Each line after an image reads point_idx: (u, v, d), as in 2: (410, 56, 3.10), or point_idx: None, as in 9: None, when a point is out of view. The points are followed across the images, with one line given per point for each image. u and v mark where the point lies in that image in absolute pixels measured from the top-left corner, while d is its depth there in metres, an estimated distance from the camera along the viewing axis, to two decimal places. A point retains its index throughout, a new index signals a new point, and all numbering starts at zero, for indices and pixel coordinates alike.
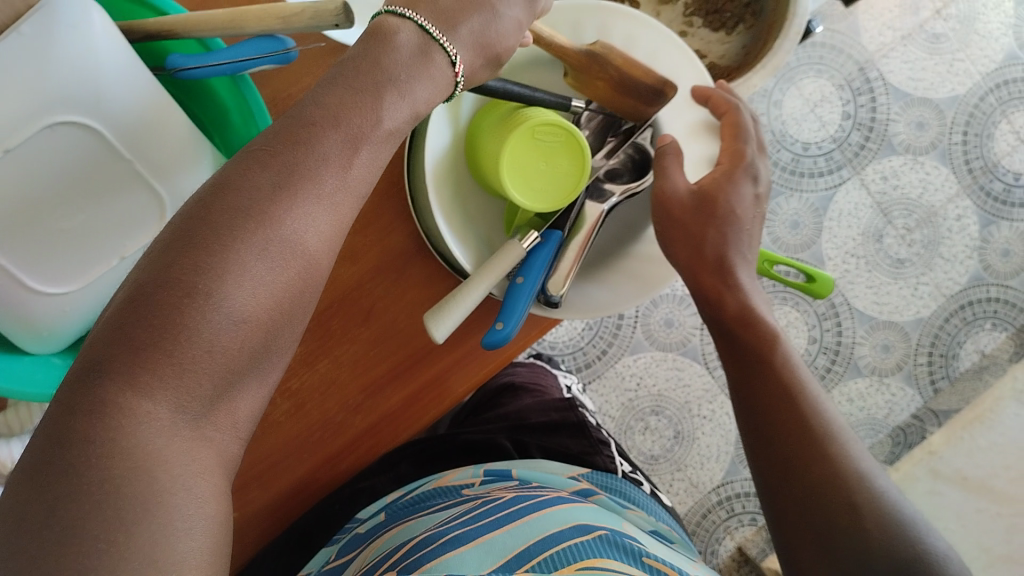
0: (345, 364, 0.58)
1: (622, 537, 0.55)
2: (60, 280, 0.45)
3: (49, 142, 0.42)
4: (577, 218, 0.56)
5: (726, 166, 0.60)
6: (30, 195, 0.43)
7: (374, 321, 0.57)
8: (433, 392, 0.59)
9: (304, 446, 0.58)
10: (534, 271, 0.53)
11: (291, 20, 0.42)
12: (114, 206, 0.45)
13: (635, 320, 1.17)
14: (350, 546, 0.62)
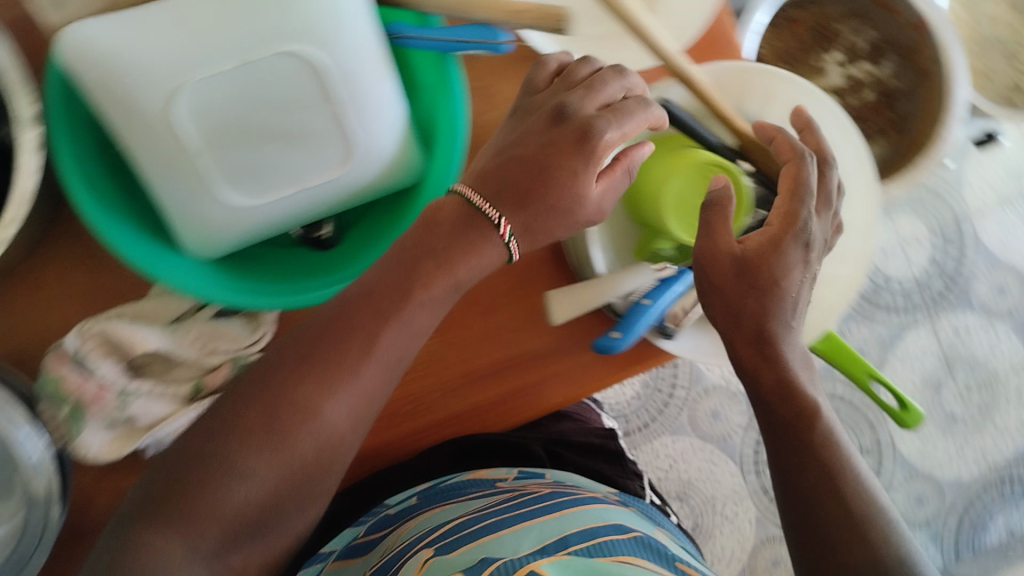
0: (452, 346, 0.59)
1: (652, 541, 0.57)
2: (243, 195, 0.49)
3: (279, 67, 0.46)
4: None
5: (773, 231, 0.52)
6: (246, 107, 0.46)
7: (487, 318, 0.60)
8: (518, 399, 0.61)
9: (392, 416, 0.59)
10: (659, 300, 0.54)
11: (520, 15, 0.47)
12: (310, 142, 0.49)
13: (683, 401, 1.20)
14: (380, 526, 0.67)
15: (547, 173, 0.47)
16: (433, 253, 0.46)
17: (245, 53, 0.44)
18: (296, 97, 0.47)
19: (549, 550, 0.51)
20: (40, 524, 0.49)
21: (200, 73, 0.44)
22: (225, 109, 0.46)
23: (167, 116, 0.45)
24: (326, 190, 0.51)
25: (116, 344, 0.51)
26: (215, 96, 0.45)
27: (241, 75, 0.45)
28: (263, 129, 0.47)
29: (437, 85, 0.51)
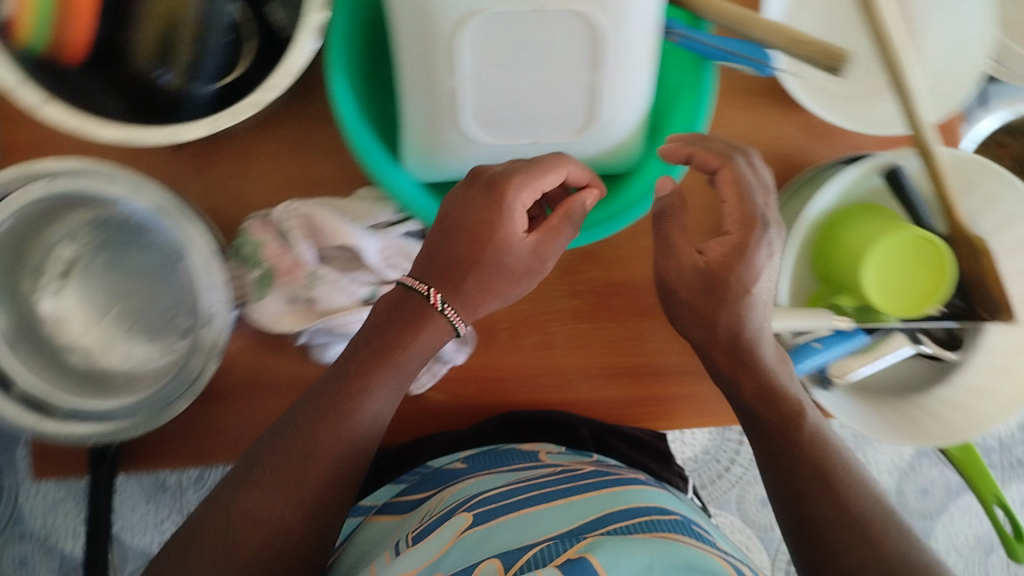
0: (605, 336, 0.62)
1: (692, 525, 0.55)
2: (480, 128, 0.51)
3: (565, 24, 0.47)
4: (875, 342, 0.56)
5: (733, 240, 0.48)
6: (519, 51, 0.48)
7: (643, 321, 0.62)
8: (649, 406, 0.63)
9: (529, 381, 0.62)
10: (833, 346, 0.54)
11: (797, 43, 0.46)
12: (558, 103, 0.51)
13: (737, 480, 1.13)
14: (427, 485, 0.66)
15: (408, 332, 0.48)
16: (362, 377, 0.48)
17: (542, 1, 0.46)
18: (565, 59, 0.49)
19: (587, 529, 0.51)
20: (197, 368, 0.53)
21: (493, 8, 0.46)
22: (499, 48, 0.48)
23: (451, 38, 0.47)
24: (551, 152, 0.53)
25: (316, 229, 0.54)
26: (496, 33, 0.48)
27: (527, 22, 0.47)
28: (523, 78, 0.49)
29: (684, 89, 0.53)
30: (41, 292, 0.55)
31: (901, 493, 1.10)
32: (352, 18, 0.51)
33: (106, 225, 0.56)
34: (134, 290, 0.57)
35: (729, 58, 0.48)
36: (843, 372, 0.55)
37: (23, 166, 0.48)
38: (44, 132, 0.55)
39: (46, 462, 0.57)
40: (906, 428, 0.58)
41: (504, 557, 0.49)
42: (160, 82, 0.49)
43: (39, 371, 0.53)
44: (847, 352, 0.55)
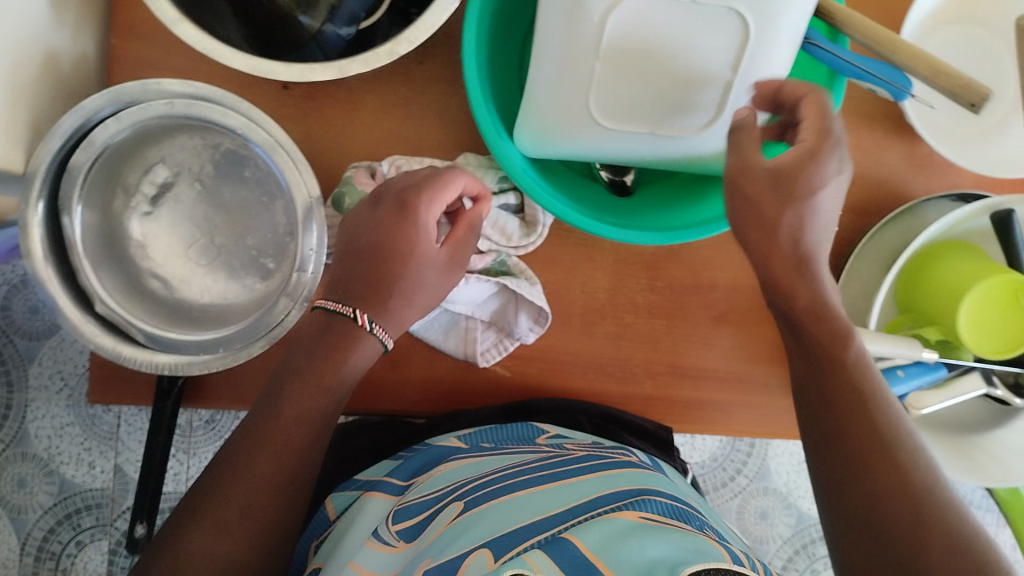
0: (676, 333, 0.62)
1: (687, 509, 0.47)
2: (605, 110, 0.52)
3: (715, 19, 0.48)
4: (954, 375, 0.58)
5: (807, 145, 0.44)
6: (663, 40, 0.49)
7: (716, 323, 0.62)
8: (704, 410, 0.63)
9: (595, 369, 0.62)
10: (915, 377, 0.56)
11: (942, 74, 0.46)
12: (689, 99, 0.51)
13: (740, 490, 1.01)
14: (417, 466, 0.57)
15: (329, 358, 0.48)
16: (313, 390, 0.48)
17: None
18: (708, 57, 0.49)
19: (581, 511, 0.44)
20: (284, 311, 0.52)
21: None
22: (646, 35, 0.48)
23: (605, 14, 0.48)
24: (667, 147, 0.53)
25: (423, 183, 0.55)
26: (647, 19, 0.48)
27: (680, 13, 0.48)
28: (663, 69, 0.50)
29: None
30: (131, 214, 0.55)
31: None
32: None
33: (210, 157, 0.56)
34: (224, 224, 0.56)
35: (869, 78, 0.49)
36: (920, 404, 0.56)
37: (147, 84, 0.49)
38: (169, 49, 0.56)
39: (106, 388, 0.56)
40: (968, 466, 0.59)
41: (494, 547, 0.41)
42: (299, 22, 0.51)
43: (120, 293, 0.53)
44: (924, 384, 0.56)
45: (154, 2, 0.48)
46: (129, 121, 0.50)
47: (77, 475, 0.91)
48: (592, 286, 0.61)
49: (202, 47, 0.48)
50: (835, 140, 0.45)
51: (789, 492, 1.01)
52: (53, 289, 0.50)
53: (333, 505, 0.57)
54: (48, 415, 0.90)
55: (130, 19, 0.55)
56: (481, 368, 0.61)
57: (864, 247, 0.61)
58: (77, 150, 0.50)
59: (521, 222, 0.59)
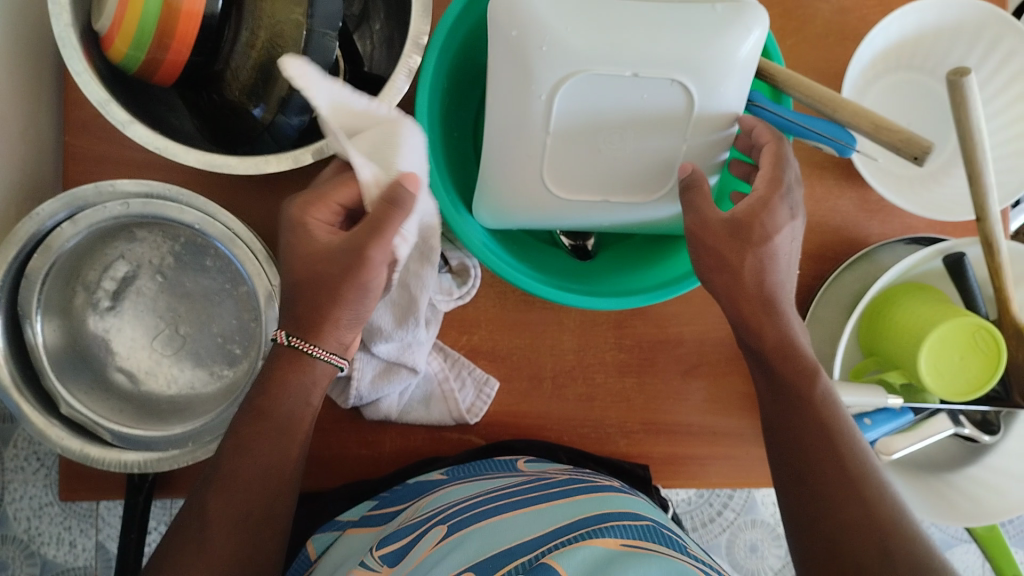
0: (647, 389, 0.62)
1: (667, 531, 0.46)
2: (557, 181, 0.52)
3: (661, 92, 0.49)
4: (920, 419, 0.59)
5: (758, 195, 0.46)
6: (611, 113, 0.49)
7: (687, 375, 0.62)
8: (681, 465, 0.63)
9: (569, 430, 0.62)
10: (882, 424, 0.57)
11: (882, 130, 0.45)
12: (639, 167, 0.52)
13: (727, 524, 1.01)
14: (400, 499, 0.55)
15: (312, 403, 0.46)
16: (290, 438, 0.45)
17: (642, 66, 0.47)
18: (655, 126, 0.50)
19: (562, 533, 0.43)
20: None
21: (596, 71, 0.47)
22: (593, 109, 0.49)
23: (550, 95, 0.48)
24: (624, 213, 0.54)
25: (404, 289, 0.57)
26: (592, 95, 0.48)
27: (625, 87, 0.48)
28: (612, 139, 0.51)
29: None
30: (92, 311, 0.55)
31: None
32: (443, 68, 0.52)
33: (170, 249, 0.56)
34: (188, 312, 0.57)
35: (812, 135, 0.48)
36: (889, 450, 0.56)
37: (101, 186, 0.50)
38: (122, 142, 0.56)
39: (76, 485, 0.56)
40: (941, 505, 0.59)
41: (480, 569, 0.41)
42: (254, 114, 0.50)
43: (84, 394, 0.53)
44: (893, 429, 0.57)
45: (104, 105, 0.47)
46: (85, 224, 0.50)
47: (59, 555, 0.89)
48: (561, 348, 0.61)
49: (154, 146, 0.48)
50: (786, 187, 0.47)
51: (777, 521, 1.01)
52: (17, 397, 0.49)
53: (313, 547, 0.54)
54: (25, 497, 0.89)
55: (81, 116, 0.55)
56: (454, 437, 0.61)
57: (824, 291, 0.61)
58: (34, 256, 0.50)
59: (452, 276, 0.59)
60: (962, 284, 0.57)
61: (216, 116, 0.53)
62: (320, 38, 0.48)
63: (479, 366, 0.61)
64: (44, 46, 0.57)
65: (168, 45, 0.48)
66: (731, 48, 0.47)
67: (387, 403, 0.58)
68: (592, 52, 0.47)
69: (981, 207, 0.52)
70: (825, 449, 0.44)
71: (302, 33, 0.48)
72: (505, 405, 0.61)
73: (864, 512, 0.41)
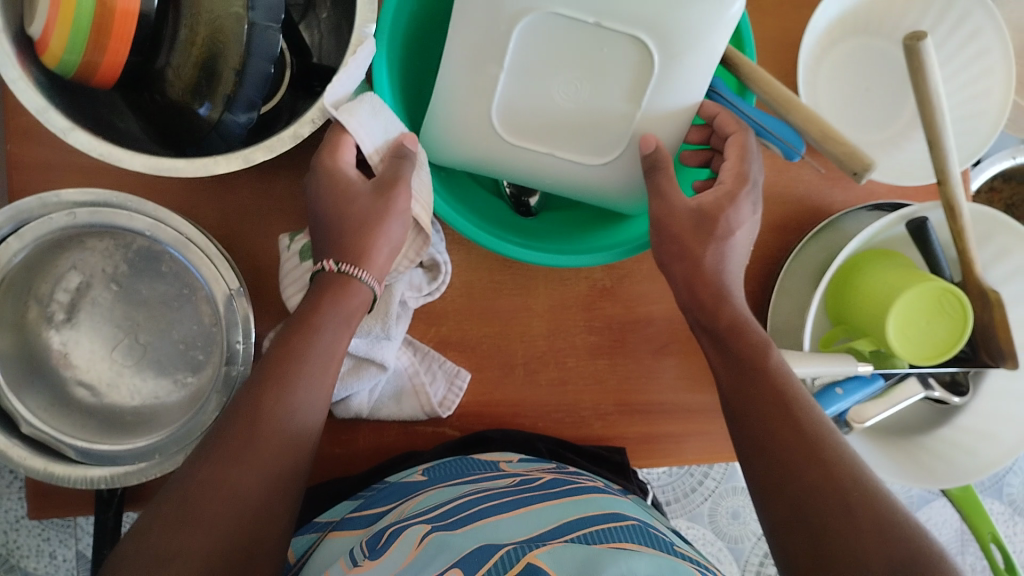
0: (619, 370, 0.62)
1: (654, 531, 0.46)
2: (503, 120, 0.52)
3: (618, 46, 0.48)
4: (890, 385, 0.59)
5: (727, 187, 0.50)
6: (569, 58, 0.49)
7: (660, 354, 0.62)
8: (658, 444, 0.63)
9: (544, 417, 0.62)
10: (854, 392, 0.56)
11: (827, 138, 0.45)
12: (587, 118, 0.51)
13: (709, 494, 1.01)
14: (384, 499, 0.54)
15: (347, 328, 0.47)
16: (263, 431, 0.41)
17: (604, 13, 0.47)
18: (611, 78, 0.50)
19: (547, 536, 0.43)
20: (217, 407, 0.51)
21: (559, 10, 0.47)
22: (551, 50, 0.49)
23: (510, 27, 0.48)
24: (566, 172, 0.53)
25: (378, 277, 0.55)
26: (553, 35, 0.49)
27: (586, 33, 0.48)
28: (566, 85, 0.50)
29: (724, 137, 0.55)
30: (47, 326, 0.53)
31: None
32: (397, 35, 0.52)
33: (123, 257, 0.54)
34: (146, 320, 0.55)
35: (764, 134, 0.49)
36: (862, 417, 0.57)
37: (45, 197, 0.48)
38: (67, 149, 0.54)
39: (43, 502, 0.55)
40: (917, 467, 0.60)
41: (465, 566, 0.40)
42: (198, 114, 0.48)
43: (44, 411, 0.52)
44: (864, 396, 0.57)
45: (43, 112, 0.46)
46: (31, 238, 0.49)
47: (39, 568, 0.88)
48: (531, 335, 0.61)
49: (96, 152, 0.46)
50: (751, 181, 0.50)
51: None
52: None
53: (291, 549, 0.54)
54: (1, 511, 0.87)
55: (23, 124, 0.53)
56: (428, 430, 0.61)
57: (791, 263, 0.61)
58: None
59: (422, 271, 0.58)
60: (926, 251, 0.57)
61: (160, 117, 0.51)
62: (263, 31, 0.47)
63: (449, 358, 0.60)
64: None
65: (105, 45, 0.47)
66: (708, 29, 0.47)
67: (359, 401, 0.57)
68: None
69: (942, 171, 0.52)
70: (801, 413, 0.44)
71: (242, 27, 0.46)
72: (478, 395, 0.61)
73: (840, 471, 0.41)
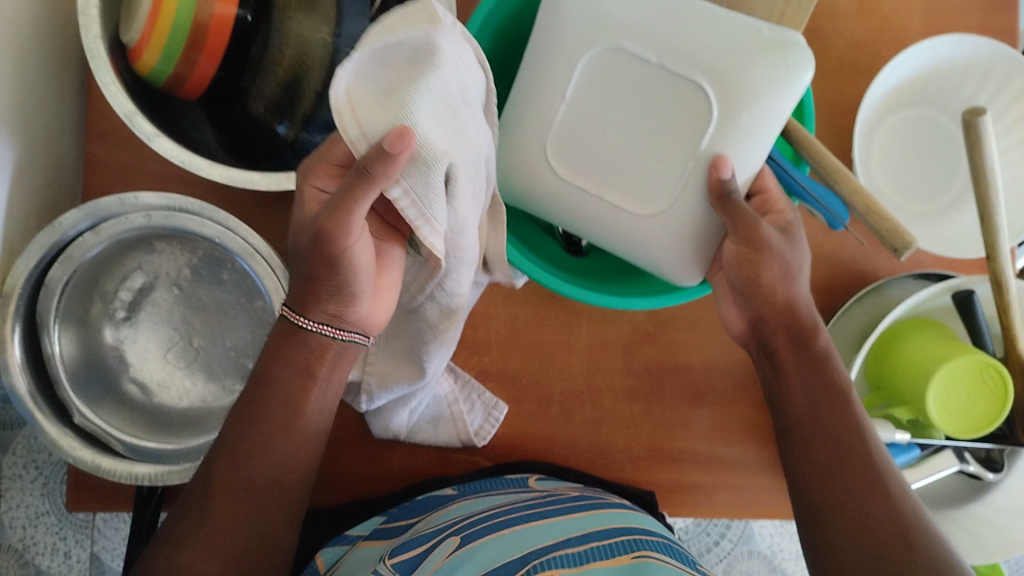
0: (653, 416, 0.62)
1: (676, 546, 0.48)
2: (557, 153, 0.53)
3: (678, 91, 0.50)
4: (927, 454, 0.60)
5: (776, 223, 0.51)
6: (629, 97, 0.51)
7: (695, 405, 0.63)
8: (686, 494, 0.63)
9: (575, 456, 0.62)
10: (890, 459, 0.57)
11: (875, 212, 0.48)
12: (643, 167, 0.52)
13: (724, 554, 1.00)
14: (413, 512, 0.55)
15: (308, 380, 0.45)
16: (286, 410, 0.44)
17: (666, 54, 0.50)
18: (668, 123, 0.51)
19: (575, 548, 0.44)
20: None
21: (624, 45, 0.50)
22: (611, 87, 0.51)
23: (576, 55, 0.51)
24: (614, 221, 0.53)
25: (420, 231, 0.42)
26: (612, 71, 0.51)
27: (648, 75, 0.51)
28: (621, 126, 0.52)
29: None
30: (107, 322, 0.55)
31: None
32: None
33: (187, 262, 0.56)
34: (202, 325, 0.57)
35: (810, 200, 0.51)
36: None
37: (124, 198, 0.50)
38: (144, 156, 0.56)
39: (83, 495, 0.56)
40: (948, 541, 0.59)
41: None
42: (276, 132, 0.51)
43: (97, 405, 0.53)
44: (899, 464, 0.58)
45: (131, 117, 0.47)
46: (106, 235, 0.50)
47: (53, 566, 0.88)
48: (570, 372, 0.62)
49: (178, 159, 0.48)
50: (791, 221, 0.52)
51: (774, 554, 1.01)
52: (32, 403, 0.49)
53: (321, 560, 0.53)
54: (23, 506, 0.87)
55: (105, 126, 0.56)
56: (459, 458, 0.62)
57: (833, 326, 0.62)
58: (55, 265, 0.50)
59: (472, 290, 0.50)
60: (970, 322, 0.57)
61: (237, 131, 0.53)
62: (345, 57, 0.50)
63: (488, 388, 0.61)
64: (70, 57, 0.57)
65: (194, 60, 0.50)
66: (777, 96, 0.48)
67: (397, 422, 0.58)
68: (622, 27, 0.50)
69: (991, 246, 0.53)
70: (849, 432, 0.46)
71: (329, 52, 0.50)
72: (512, 427, 0.62)
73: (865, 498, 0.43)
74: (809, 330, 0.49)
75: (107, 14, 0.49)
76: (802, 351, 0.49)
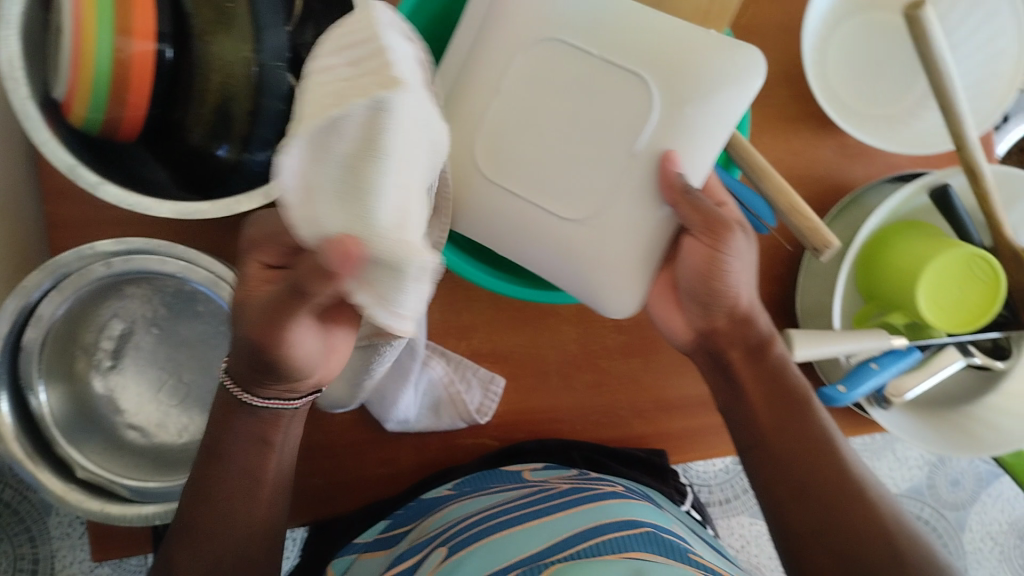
0: (653, 367, 0.62)
1: (667, 536, 0.47)
2: (484, 153, 0.50)
3: (614, 84, 0.49)
4: (929, 354, 0.59)
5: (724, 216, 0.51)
6: (561, 91, 0.50)
7: None
8: (699, 437, 0.63)
9: (584, 420, 0.62)
10: (891, 365, 0.55)
11: (797, 210, 0.49)
12: (569, 167, 0.50)
13: None
14: (410, 518, 0.57)
15: (262, 449, 0.47)
16: (247, 478, 0.47)
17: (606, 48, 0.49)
18: (602, 119, 0.49)
19: (562, 548, 0.44)
20: None
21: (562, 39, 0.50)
22: (545, 83, 0.50)
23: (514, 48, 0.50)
24: (542, 229, 0.50)
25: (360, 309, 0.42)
26: (547, 64, 0.50)
27: (584, 70, 0.50)
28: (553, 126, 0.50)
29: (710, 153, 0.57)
30: (95, 372, 0.56)
31: (930, 485, 1.06)
32: None
33: (160, 301, 0.56)
34: (188, 359, 0.58)
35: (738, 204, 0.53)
36: (900, 390, 0.56)
37: (81, 250, 0.50)
38: (101, 206, 0.56)
39: (106, 544, 0.57)
40: (958, 437, 0.59)
41: None
42: (216, 155, 0.52)
43: (97, 456, 0.53)
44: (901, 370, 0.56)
45: (73, 169, 0.47)
46: (71, 290, 0.51)
47: None
48: (562, 339, 0.61)
49: (127, 203, 0.48)
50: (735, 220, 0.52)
51: None
52: (33, 467, 0.49)
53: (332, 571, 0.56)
54: (73, 562, 0.88)
55: (53, 183, 0.56)
56: (468, 444, 0.61)
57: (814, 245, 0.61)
58: (28, 327, 0.50)
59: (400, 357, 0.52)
60: (954, 216, 0.56)
61: (182, 163, 0.53)
62: (271, 71, 0.51)
63: (483, 366, 0.60)
64: (11, 122, 0.57)
65: (125, 100, 0.49)
66: (713, 93, 0.48)
67: (400, 410, 0.57)
68: (566, 26, 0.50)
69: (960, 138, 0.52)
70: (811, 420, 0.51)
71: (254, 69, 0.50)
72: (514, 404, 0.61)
73: (830, 476, 0.48)
74: (766, 342, 0.53)
75: (34, 68, 0.49)
76: (759, 358, 0.53)
